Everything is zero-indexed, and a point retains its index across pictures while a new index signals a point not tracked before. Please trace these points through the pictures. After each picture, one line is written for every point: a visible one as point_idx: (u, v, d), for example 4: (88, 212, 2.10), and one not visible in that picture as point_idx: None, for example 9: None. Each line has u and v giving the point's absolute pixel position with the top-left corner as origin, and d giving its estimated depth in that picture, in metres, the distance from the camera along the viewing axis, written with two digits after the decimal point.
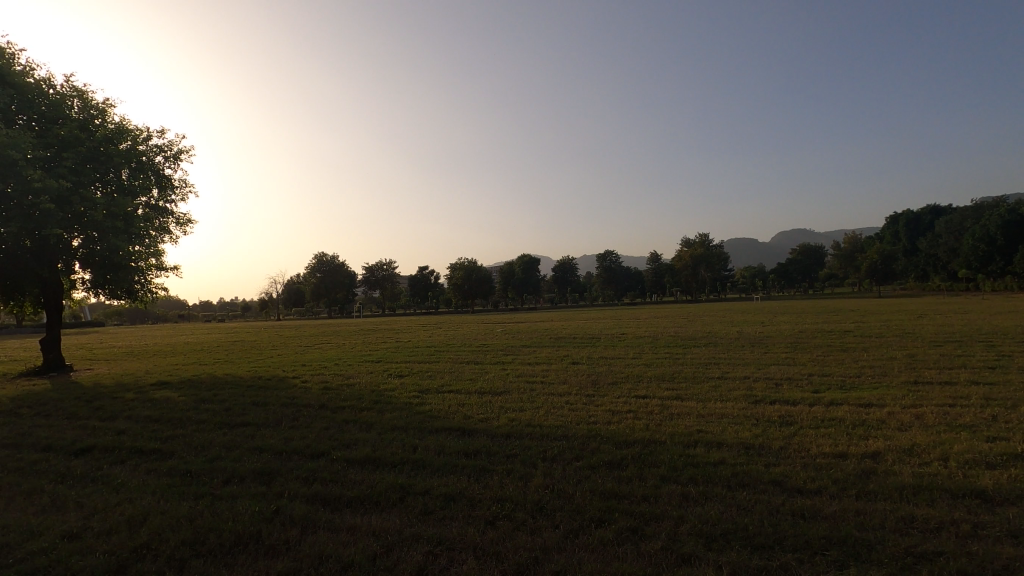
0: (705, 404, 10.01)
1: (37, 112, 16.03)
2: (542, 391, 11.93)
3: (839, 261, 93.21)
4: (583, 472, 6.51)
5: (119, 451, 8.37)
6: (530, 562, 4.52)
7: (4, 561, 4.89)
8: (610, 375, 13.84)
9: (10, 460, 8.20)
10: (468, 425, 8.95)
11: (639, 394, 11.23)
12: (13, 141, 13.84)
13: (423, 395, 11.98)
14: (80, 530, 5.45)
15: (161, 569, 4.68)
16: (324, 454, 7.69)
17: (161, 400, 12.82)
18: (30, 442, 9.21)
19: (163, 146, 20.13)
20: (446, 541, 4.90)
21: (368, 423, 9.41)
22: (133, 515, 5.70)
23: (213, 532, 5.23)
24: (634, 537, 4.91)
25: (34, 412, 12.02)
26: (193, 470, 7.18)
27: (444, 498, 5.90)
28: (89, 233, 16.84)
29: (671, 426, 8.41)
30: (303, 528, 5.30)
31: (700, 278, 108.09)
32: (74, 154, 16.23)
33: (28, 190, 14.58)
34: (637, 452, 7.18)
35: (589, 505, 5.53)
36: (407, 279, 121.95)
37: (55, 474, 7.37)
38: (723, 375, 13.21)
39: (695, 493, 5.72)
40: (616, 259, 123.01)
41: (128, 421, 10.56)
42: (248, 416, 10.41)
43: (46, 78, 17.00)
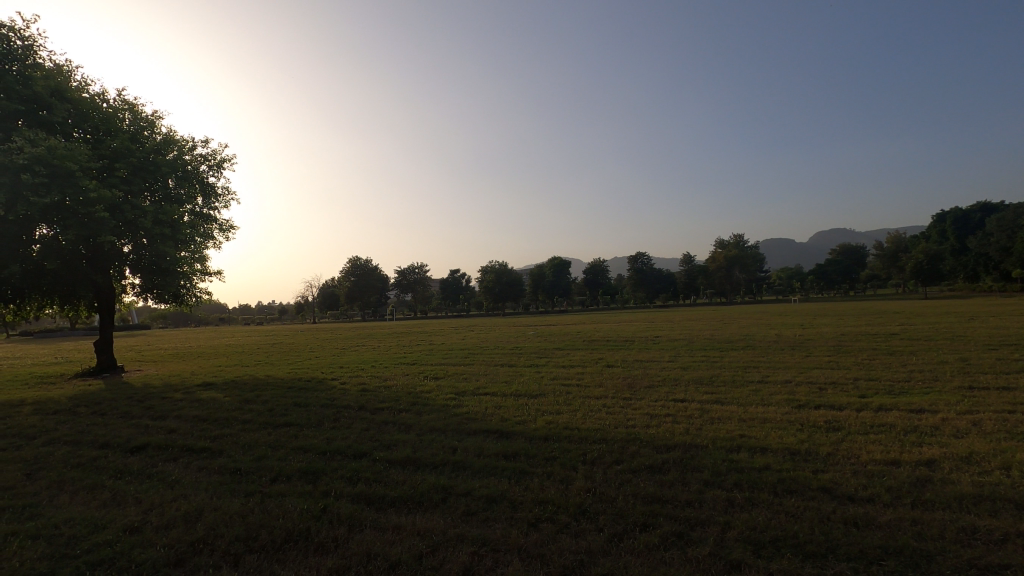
0: (746, 408, 9.84)
1: (92, 125, 16.85)
2: (578, 393, 11.89)
3: (882, 261, 90.55)
4: (623, 476, 6.46)
5: (172, 449, 8.71)
6: (575, 565, 4.53)
7: (74, 553, 5.15)
8: (645, 377, 13.77)
9: (71, 456, 8.64)
10: (506, 427, 9.02)
11: (677, 397, 11.11)
12: (70, 154, 14.65)
13: (460, 397, 12.11)
14: (139, 524, 5.70)
15: (217, 563, 4.84)
16: (366, 454, 7.83)
17: (209, 401, 13.28)
18: (89, 439, 9.66)
19: (208, 156, 20.88)
20: (490, 542, 4.94)
21: (407, 424, 9.57)
22: (189, 510, 5.93)
23: (265, 528, 5.40)
24: (680, 542, 4.85)
25: (91, 411, 12.62)
26: (242, 469, 7.42)
27: (486, 499, 5.95)
28: (139, 240, 17.57)
29: (713, 431, 8.28)
30: (351, 526, 5.41)
31: (735, 279, 106.44)
32: (125, 165, 17.00)
33: (85, 199, 15.34)
34: (679, 456, 7.11)
35: (632, 509, 5.49)
36: (439, 283, 123.31)
37: (114, 470, 7.73)
38: (763, 378, 12.99)
39: (741, 500, 5.60)
40: (648, 261, 121.58)
41: (178, 420, 10.97)
42: (290, 416, 10.70)
43: (99, 93, 17.84)
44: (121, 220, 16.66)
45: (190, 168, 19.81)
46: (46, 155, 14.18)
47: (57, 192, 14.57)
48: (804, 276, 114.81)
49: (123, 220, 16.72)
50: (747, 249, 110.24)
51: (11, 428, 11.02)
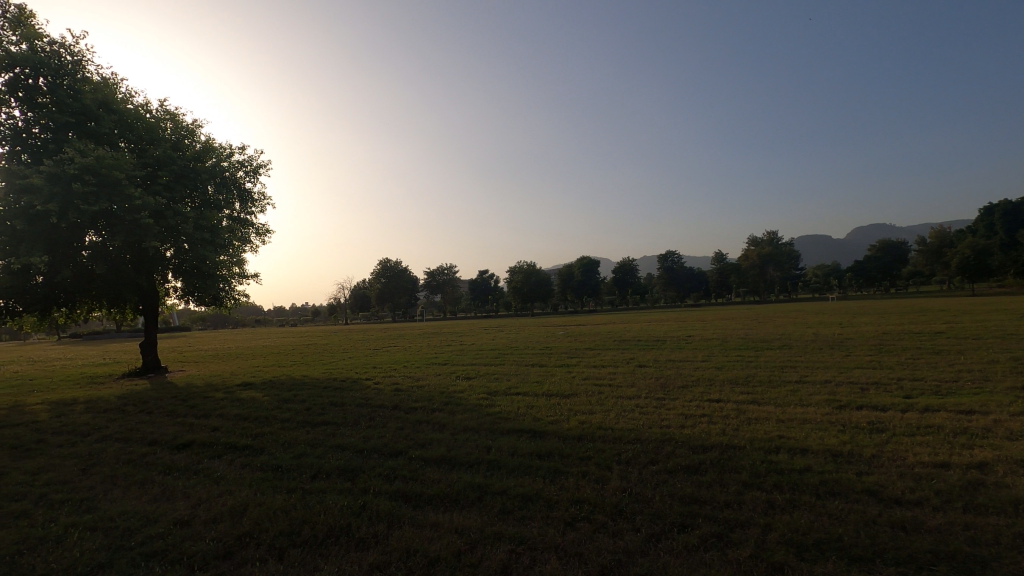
0: (784, 408, 9.62)
1: (136, 136, 17.52)
2: (611, 393, 11.83)
3: (925, 257, 86.90)
4: (659, 476, 6.41)
5: (215, 446, 9.02)
6: (613, 565, 4.51)
7: (130, 544, 5.40)
8: (678, 377, 13.56)
9: (123, 452, 9.03)
10: (539, 426, 9.04)
11: (711, 397, 10.92)
12: (116, 164, 15.34)
13: (492, 396, 12.20)
14: (188, 518, 5.92)
15: (264, 556, 5.00)
16: (402, 452, 7.96)
17: (248, 400, 13.67)
18: (138, 436, 10.09)
19: (244, 162, 21.48)
20: (528, 541, 4.97)
21: (441, 424, 9.67)
22: (234, 506, 6.13)
23: (308, 523, 5.56)
24: (720, 544, 4.79)
25: (138, 410, 13.13)
26: (283, 466, 7.64)
27: (522, 498, 5.98)
28: (180, 245, 18.20)
29: (750, 431, 8.14)
30: (390, 523, 5.52)
31: (769, 277, 104.07)
32: (168, 173, 17.65)
33: (132, 207, 15.99)
34: (715, 456, 7.02)
35: (669, 510, 5.45)
36: (468, 284, 124.16)
37: (163, 466, 8.04)
38: (801, 378, 12.64)
39: (782, 501, 5.50)
40: (678, 260, 119.85)
41: (220, 418, 11.34)
42: (327, 415, 10.92)
43: (143, 104, 18.56)
44: (165, 226, 17.28)
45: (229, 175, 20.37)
46: (94, 165, 14.99)
47: (105, 201, 15.28)
48: (842, 274, 111.24)
49: (167, 226, 17.36)
50: (782, 246, 107.54)
51: (66, 425, 11.57)
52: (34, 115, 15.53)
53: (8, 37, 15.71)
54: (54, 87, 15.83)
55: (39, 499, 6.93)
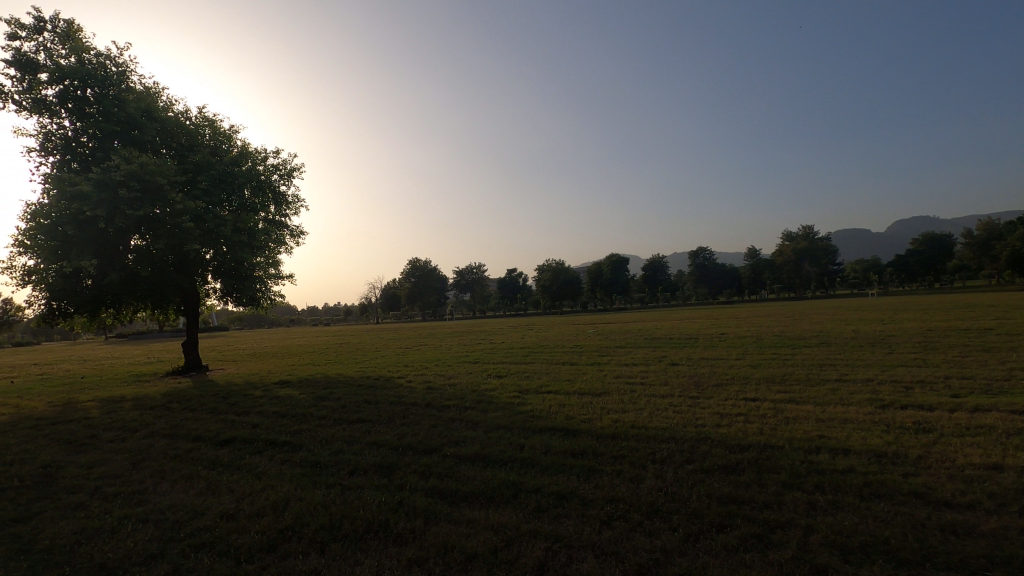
0: (824, 407, 9.36)
1: (177, 143, 18.15)
2: (644, 392, 11.73)
3: (972, 251, 83.19)
4: (696, 475, 6.34)
5: (256, 442, 9.30)
6: (651, 564, 4.49)
7: (178, 536, 5.61)
8: (712, 376, 13.33)
9: (169, 447, 9.39)
10: (571, 425, 9.02)
11: (746, 396, 10.70)
12: (159, 170, 15.96)
13: (523, 395, 12.24)
14: (233, 511, 6.13)
15: (306, 550, 5.14)
16: (436, 450, 8.06)
17: (286, 397, 14.04)
18: (183, 432, 10.47)
19: (279, 166, 21.98)
20: (564, 538, 4.98)
21: (473, 421, 9.75)
22: (277, 500, 6.32)
23: (347, 518, 5.69)
24: (760, 545, 4.70)
25: (183, 407, 13.63)
26: (321, 462, 7.82)
27: (556, 496, 5.99)
28: (220, 247, 18.77)
29: (789, 431, 7.95)
30: (426, 519, 5.60)
31: (804, 273, 101.57)
32: (207, 178, 18.22)
33: (173, 211, 16.58)
34: (753, 456, 6.89)
35: (707, 510, 5.38)
36: (496, 283, 124.71)
37: (207, 461, 8.34)
38: (841, 376, 12.29)
39: (824, 502, 5.38)
40: (709, 256, 117.93)
41: (260, 415, 11.69)
42: (361, 413, 11.12)
43: (183, 111, 19.18)
44: (204, 229, 17.82)
45: (265, 178, 20.70)
46: (139, 171, 15.69)
47: (149, 206, 15.95)
48: (883, 269, 107.35)
49: (206, 229, 17.91)
50: (818, 241, 104.53)
51: (116, 421, 12.08)
52: (82, 124, 16.31)
53: (58, 51, 16.47)
54: (100, 98, 16.56)
55: (94, 492, 7.27)
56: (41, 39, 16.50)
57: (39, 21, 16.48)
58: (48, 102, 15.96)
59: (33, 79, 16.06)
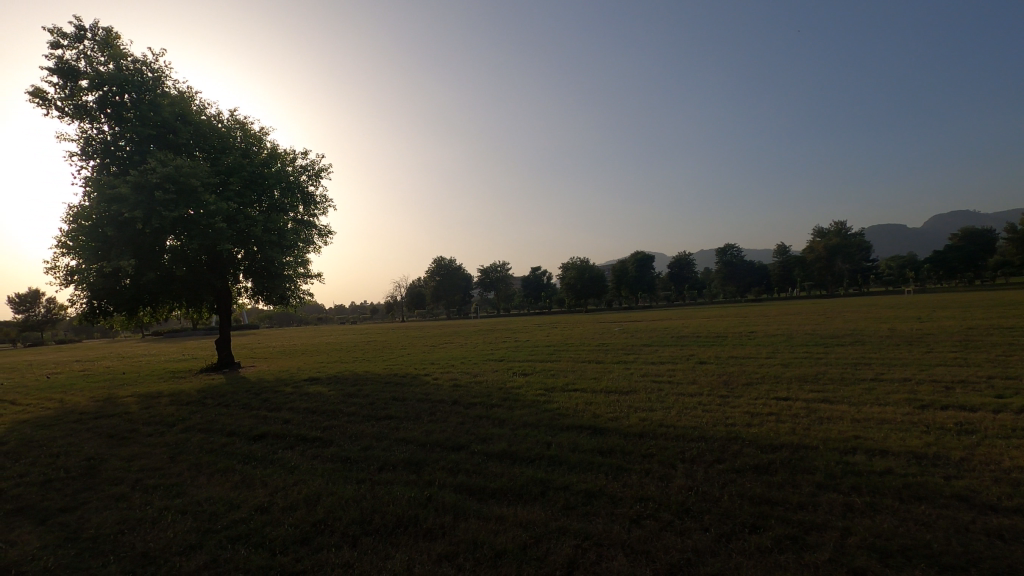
0: (859, 408, 9.12)
1: (210, 145, 18.61)
2: (671, 390, 11.61)
3: (1015, 247, 79.83)
4: (727, 475, 6.25)
5: (288, 438, 9.50)
6: (682, 564, 4.44)
7: (215, 527, 5.77)
8: (742, 375, 13.09)
9: (205, 442, 9.66)
10: (598, 423, 8.98)
11: (778, 396, 10.49)
12: (193, 172, 16.39)
13: (549, 393, 12.22)
14: (268, 505, 6.28)
15: (339, 543, 5.23)
16: (464, 447, 8.10)
17: (316, 394, 14.30)
18: (217, 427, 10.75)
19: (307, 167, 22.35)
20: (593, 536, 4.96)
21: (500, 419, 9.77)
22: (309, 494, 6.44)
23: (378, 513, 5.77)
24: (795, 546, 4.61)
25: (217, 403, 14.00)
26: (351, 457, 7.95)
27: (585, 494, 5.97)
28: (251, 247, 19.18)
29: (823, 431, 7.77)
30: (455, 515, 5.64)
31: (837, 270, 99.06)
32: (238, 179, 18.63)
33: (206, 212, 17.00)
34: (786, 456, 6.76)
35: (739, 510, 5.30)
36: (521, 281, 124.80)
37: (242, 456, 8.56)
38: (877, 376, 11.95)
39: (861, 504, 5.24)
40: (737, 253, 115.92)
41: (291, 411, 11.93)
42: (389, 410, 11.25)
43: (216, 115, 19.68)
44: (236, 229, 18.26)
45: (294, 179, 21.01)
46: (174, 174, 16.18)
47: (183, 207, 16.40)
48: (920, 265, 103.87)
49: (238, 229, 18.35)
50: (851, 237, 101.74)
51: (154, 417, 12.46)
52: (120, 129, 16.89)
53: (98, 58, 17.08)
54: (137, 103, 17.11)
55: (135, 483, 7.53)
56: (82, 47, 17.11)
57: (80, 29, 17.10)
58: (89, 108, 16.58)
59: (74, 86, 16.70)
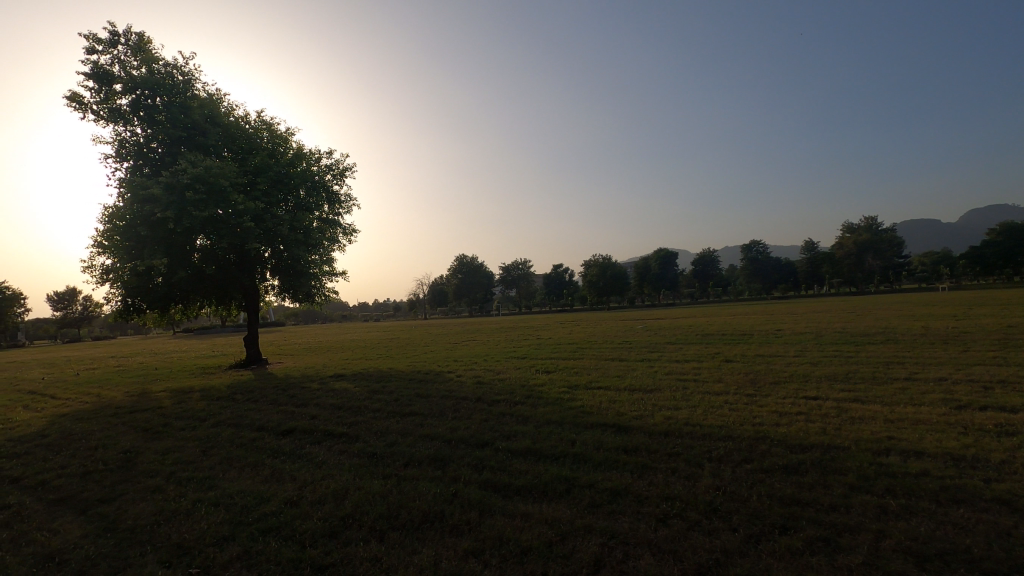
0: (892, 408, 8.89)
1: (238, 146, 18.97)
2: (697, 389, 11.47)
3: None
4: (755, 475, 6.15)
5: (316, 433, 9.66)
6: (711, 564, 4.39)
7: (247, 520, 5.90)
8: (769, 374, 12.85)
9: (235, 436, 9.88)
10: (623, 421, 8.92)
11: (807, 395, 10.28)
12: (221, 172, 16.72)
13: (573, 390, 12.18)
14: (297, 498, 6.40)
15: (367, 537, 5.30)
16: (488, 444, 8.13)
17: (341, 390, 14.51)
18: (247, 422, 10.98)
19: (332, 166, 22.63)
20: (620, 535, 4.94)
21: (524, 416, 9.78)
22: (337, 489, 6.54)
23: (404, 508, 5.83)
24: (827, 548, 4.52)
25: (246, 398, 14.31)
26: (377, 453, 8.04)
27: (610, 492, 5.94)
28: (278, 246, 19.51)
29: (855, 431, 7.59)
30: (481, 511, 5.67)
31: (867, 266, 96.75)
32: (266, 179, 18.96)
33: (235, 211, 17.35)
34: (817, 456, 6.62)
35: (768, 510, 5.21)
36: (542, 279, 124.62)
37: (271, 450, 8.73)
38: (911, 375, 11.62)
39: (896, 507, 5.11)
40: (763, 250, 113.83)
41: (318, 407, 12.12)
42: (413, 406, 11.35)
43: (243, 116, 20.03)
44: (264, 228, 18.59)
45: (319, 179, 21.31)
46: (203, 175, 16.56)
47: (213, 207, 16.77)
48: (955, 262, 100.59)
49: (265, 228, 18.69)
50: (882, 233, 99.05)
51: (186, 411, 12.80)
52: (152, 131, 17.34)
53: (130, 63, 17.56)
54: (168, 105, 17.55)
55: (169, 476, 7.74)
56: (115, 52, 17.61)
57: (114, 35, 17.59)
58: (123, 111, 17.08)
59: (108, 90, 17.20)
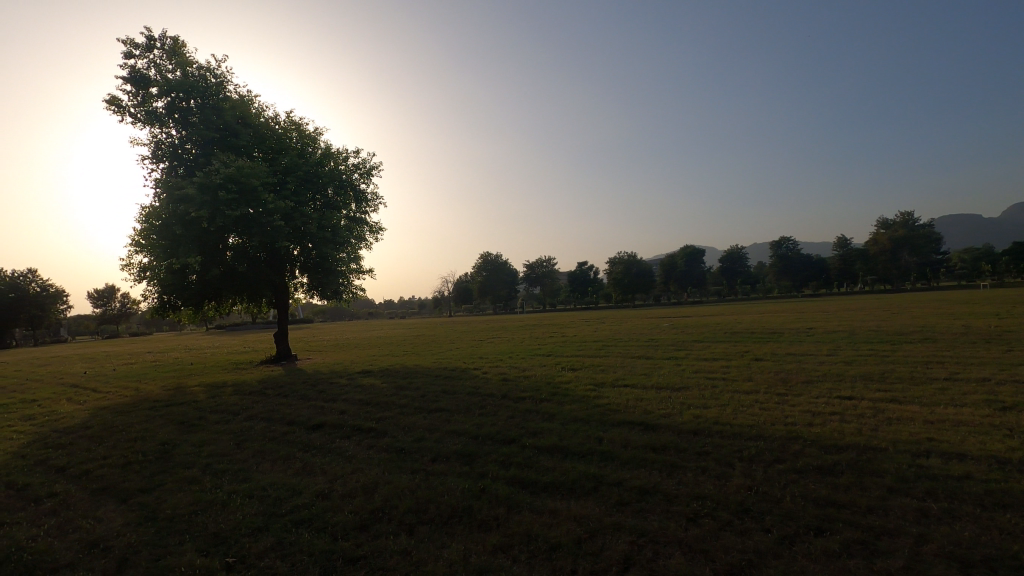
0: (931, 408, 8.60)
1: (268, 146, 19.36)
2: (726, 387, 11.29)
3: None
4: (788, 476, 6.03)
5: (345, 428, 9.81)
6: (743, 564, 4.33)
7: (280, 511, 6.03)
8: (801, 372, 12.59)
9: (267, 430, 10.10)
10: (650, 419, 8.84)
11: (841, 394, 10.03)
12: (252, 172, 17.09)
13: (599, 388, 12.12)
14: (328, 491, 6.52)
15: (396, 530, 5.37)
16: (515, 440, 8.15)
17: (369, 386, 14.70)
18: (278, 416, 11.22)
19: (359, 165, 22.91)
20: (649, 533, 4.90)
21: (550, 413, 9.76)
22: (366, 483, 6.64)
23: (432, 503, 5.88)
24: (865, 551, 4.40)
25: (277, 393, 14.62)
26: (405, 448, 8.13)
27: (639, 490, 5.89)
28: (306, 244, 19.85)
29: (892, 432, 7.37)
30: (509, 507, 5.69)
31: (903, 263, 94.06)
32: (295, 178, 19.31)
33: (265, 210, 17.70)
34: (852, 458, 6.45)
35: (802, 511, 5.11)
36: (567, 276, 124.19)
37: (302, 444, 8.91)
38: (952, 375, 11.22)
39: (937, 510, 4.95)
40: (793, 246, 111.34)
41: (346, 403, 12.32)
42: (440, 403, 11.43)
43: (273, 117, 20.42)
44: (293, 227, 18.93)
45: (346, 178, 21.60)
46: (235, 174, 16.95)
47: (244, 206, 17.14)
48: (997, 258, 96.72)
49: (295, 227, 19.04)
50: (919, 228, 95.88)
51: (220, 405, 13.14)
52: (187, 133, 17.82)
53: (166, 66, 18.07)
54: (202, 108, 18.01)
55: (205, 468, 7.95)
56: (152, 56, 18.13)
57: (150, 39, 18.12)
58: (159, 114, 17.60)
59: (145, 93, 17.72)
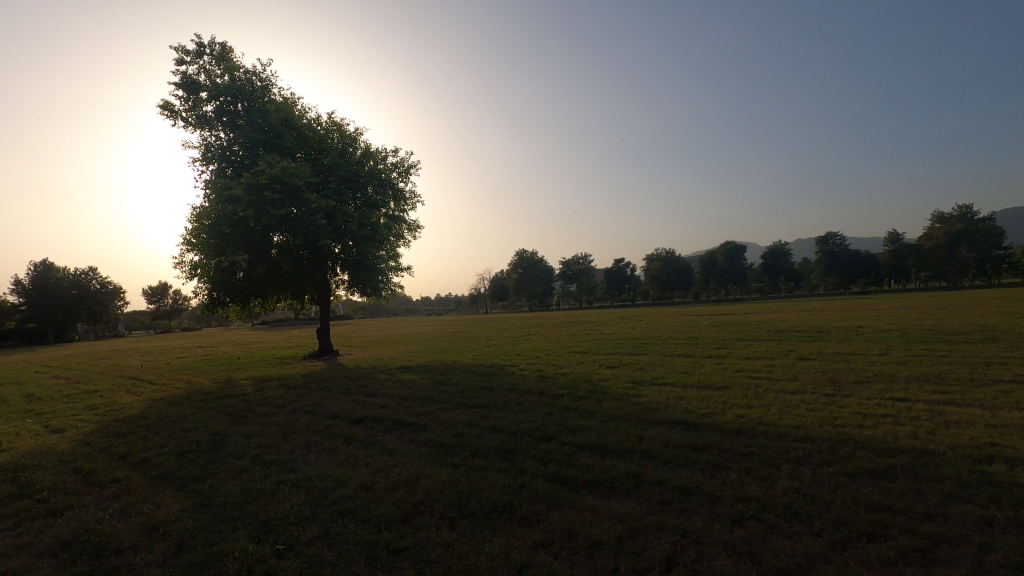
0: (993, 412, 8.16)
1: (310, 147, 19.88)
2: (769, 387, 10.98)
3: None
4: (838, 479, 5.83)
5: (386, 422, 10.01)
6: (792, 568, 4.22)
7: (326, 502, 6.20)
8: (849, 372, 12.15)
9: (312, 422, 10.40)
10: (691, 419, 8.68)
11: (894, 396, 9.61)
12: (295, 173, 17.59)
13: (638, 386, 11.97)
14: (371, 483, 6.66)
15: (438, 523, 5.45)
16: (553, 437, 8.14)
17: (408, 382, 14.95)
18: (322, 410, 11.53)
19: (398, 164, 23.27)
20: (692, 534, 4.82)
21: (588, 411, 9.71)
22: (408, 476, 6.76)
23: (473, 497, 5.94)
24: (923, 560, 4.22)
25: (320, 387, 15.03)
26: (445, 443, 8.23)
27: (681, 490, 5.80)
28: (347, 242, 20.28)
29: (950, 436, 7.03)
30: (549, 504, 5.70)
31: (961, 261, 87.27)
32: (336, 177, 19.77)
33: (308, 209, 18.19)
34: (907, 462, 6.18)
35: (854, 516, 4.93)
36: (604, 274, 123.02)
37: (345, 437, 9.13)
38: (1016, 377, 10.57)
39: (1002, 519, 4.70)
40: (841, 241, 107.13)
41: (387, 397, 12.55)
42: (478, 399, 11.53)
43: (315, 118, 20.94)
44: (335, 225, 19.39)
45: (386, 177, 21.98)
46: (280, 175, 17.48)
47: (288, 205, 17.66)
48: None
49: (336, 226, 19.51)
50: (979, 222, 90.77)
51: (266, 398, 13.59)
52: (235, 136, 18.50)
53: (215, 71, 18.76)
54: (248, 111, 18.64)
55: (254, 458, 8.25)
56: (201, 62, 18.86)
57: (200, 46, 18.83)
58: (209, 117, 18.32)
59: (195, 98, 18.46)
